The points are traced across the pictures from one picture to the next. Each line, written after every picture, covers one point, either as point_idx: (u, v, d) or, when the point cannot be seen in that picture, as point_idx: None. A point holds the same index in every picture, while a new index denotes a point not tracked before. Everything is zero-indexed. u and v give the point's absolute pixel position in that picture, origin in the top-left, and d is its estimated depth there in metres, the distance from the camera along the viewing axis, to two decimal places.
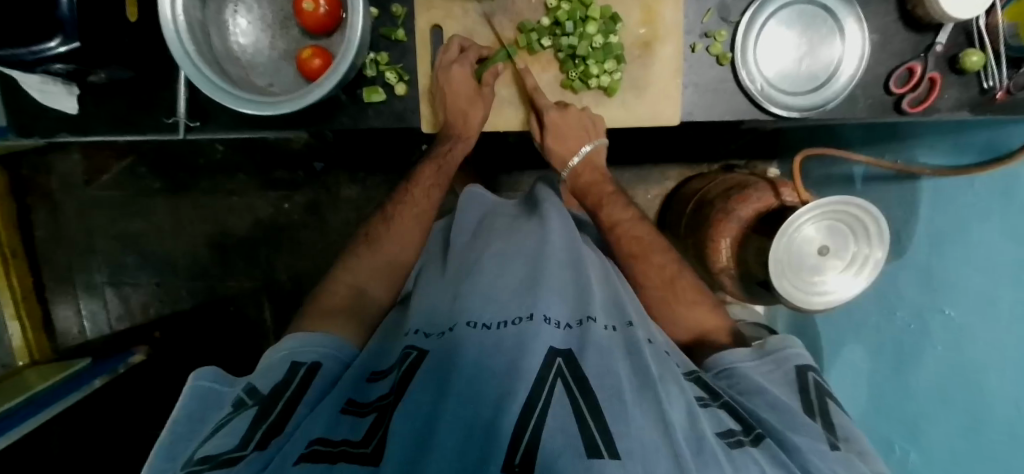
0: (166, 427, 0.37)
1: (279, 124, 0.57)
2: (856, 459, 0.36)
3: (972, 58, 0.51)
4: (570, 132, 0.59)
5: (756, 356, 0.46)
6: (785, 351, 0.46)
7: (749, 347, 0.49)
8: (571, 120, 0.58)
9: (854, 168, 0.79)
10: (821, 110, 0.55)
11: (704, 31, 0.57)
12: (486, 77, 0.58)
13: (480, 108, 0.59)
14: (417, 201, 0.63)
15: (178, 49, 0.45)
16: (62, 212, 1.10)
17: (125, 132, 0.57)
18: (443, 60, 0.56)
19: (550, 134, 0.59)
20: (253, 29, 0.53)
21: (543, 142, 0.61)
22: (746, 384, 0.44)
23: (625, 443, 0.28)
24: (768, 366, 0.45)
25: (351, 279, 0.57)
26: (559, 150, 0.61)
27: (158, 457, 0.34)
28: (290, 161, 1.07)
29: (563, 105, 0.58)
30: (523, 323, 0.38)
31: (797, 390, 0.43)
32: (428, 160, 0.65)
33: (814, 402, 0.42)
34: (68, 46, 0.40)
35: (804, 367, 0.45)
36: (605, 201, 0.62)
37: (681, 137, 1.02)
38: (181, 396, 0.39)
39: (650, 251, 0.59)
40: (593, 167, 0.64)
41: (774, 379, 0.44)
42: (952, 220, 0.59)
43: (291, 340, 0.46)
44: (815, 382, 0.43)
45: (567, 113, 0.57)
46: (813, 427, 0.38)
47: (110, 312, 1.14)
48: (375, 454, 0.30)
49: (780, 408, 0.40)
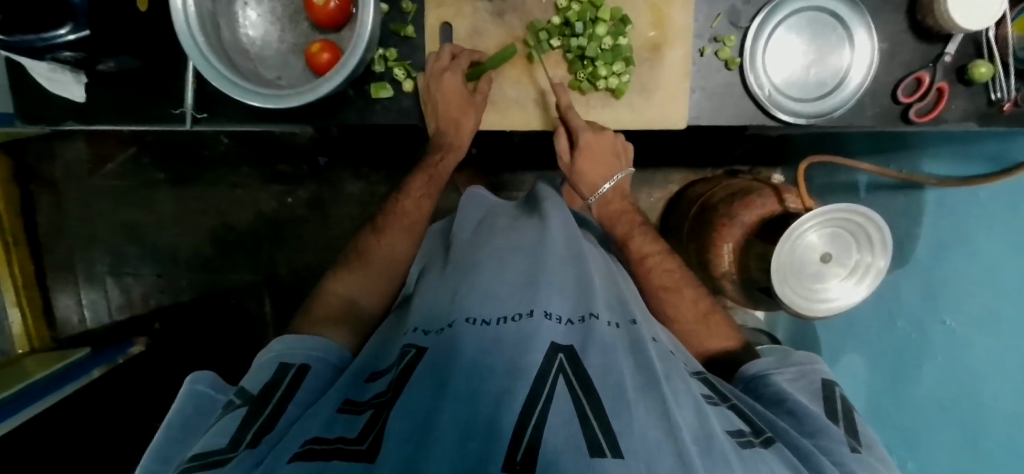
0: (157, 435, 0.36)
1: (286, 118, 0.57)
2: (875, 462, 0.37)
3: (980, 69, 0.51)
4: (602, 157, 0.59)
5: (781, 364, 0.48)
6: (811, 365, 0.48)
7: (773, 356, 0.50)
8: (605, 144, 0.59)
9: (857, 177, 0.79)
10: (827, 117, 0.55)
11: (713, 36, 0.57)
12: (479, 84, 0.58)
13: (472, 117, 0.58)
14: (409, 212, 0.64)
15: (187, 39, 0.45)
16: (64, 200, 1.10)
17: (133, 122, 0.57)
18: (434, 68, 0.55)
19: (582, 155, 0.58)
20: (262, 22, 0.53)
21: (572, 164, 0.59)
22: (770, 390, 0.45)
23: (628, 442, 0.28)
24: (794, 374, 0.47)
25: (343, 292, 0.58)
26: (589, 172, 0.60)
27: (149, 458, 0.34)
28: (293, 155, 1.07)
29: (598, 128, 0.58)
30: (524, 319, 0.39)
31: (823, 400, 0.44)
32: (418, 170, 0.65)
33: (840, 409, 0.43)
34: (78, 34, 0.40)
35: (831, 382, 0.46)
36: (615, 214, 0.61)
37: (685, 141, 1.01)
38: (174, 402, 0.40)
39: (660, 264, 0.59)
40: (623, 194, 0.62)
41: (800, 387, 0.46)
42: (956, 231, 0.59)
43: (279, 342, 0.46)
44: (840, 395, 0.45)
45: (603, 137, 0.58)
46: (835, 432, 0.39)
47: (110, 302, 1.14)
48: (369, 452, 0.29)
49: (801, 412, 0.41)
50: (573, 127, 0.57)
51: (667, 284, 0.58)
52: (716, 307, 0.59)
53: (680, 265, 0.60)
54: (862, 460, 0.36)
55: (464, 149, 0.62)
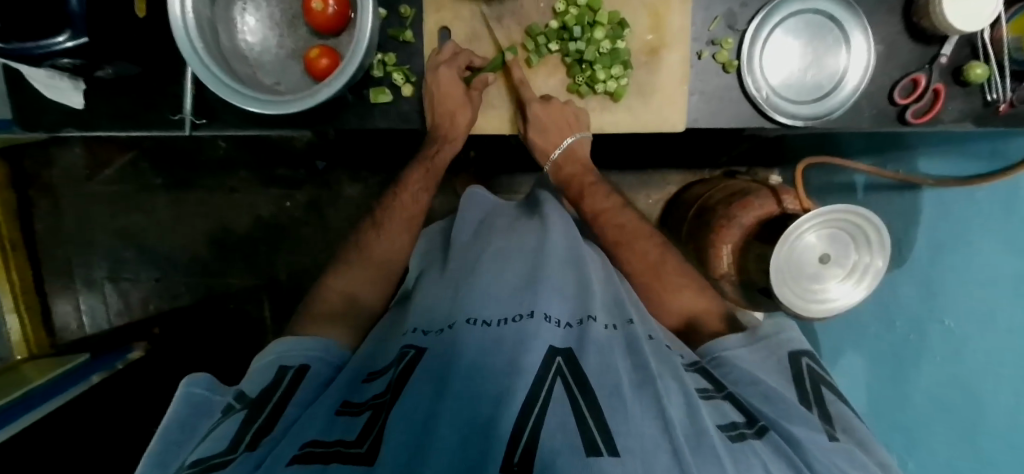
0: (155, 437, 0.36)
1: (285, 123, 0.57)
2: (853, 449, 0.36)
3: (976, 70, 0.51)
4: (556, 128, 0.58)
5: (747, 343, 0.47)
6: (780, 338, 0.47)
7: (740, 333, 0.49)
8: (554, 113, 0.57)
9: (855, 177, 0.79)
10: (826, 119, 0.55)
11: (711, 39, 0.57)
12: (475, 83, 0.58)
13: (467, 111, 0.58)
14: (407, 206, 0.64)
15: (188, 48, 0.45)
16: (62, 205, 1.10)
17: (132, 128, 0.57)
18: (432, 61, 0.56)
19: (533, 129, 0.58)
20: (261, 28, 0.53)
21: (527, 137, 0.60)
22: (739, 370, 0.44)
23: (624, 441, 0.28)
24: (762, 353, 0.46)
25: (344, 289, 0.58)
26: (542, 143, 0.59)
27: (146, 462, 0.34)
28: (291, 159, 1.07)
29: (547, 98, 0.57)
30: (523, 320, 0.39)
31: (793, 378, 0.43)
32: (417, 162, 0.65)
33: (810, 390, 0.42)
34: (77, 41, 0.40)
35: (799, 353, 0.46)
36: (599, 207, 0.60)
37: (683, 141, 1.02)
38: (172, 404, 0.39)
39: (643, 251, 0.58)
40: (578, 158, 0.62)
41: (767, 365, 0.45)
42: (954, 231, 0.59)
43: (279, 343, 0.46)
44: (810, 369, 0.44)
45: (551, 107, 0.56)
46: (812, 419, 0.38)
47: (109, 307, 1.14)
48: (369, 455, 0.29)
49: (773, 395, 0.40)
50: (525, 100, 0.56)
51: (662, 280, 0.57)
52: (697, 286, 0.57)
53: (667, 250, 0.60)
54: (840, 449, 0.35)
55: (460, 141, 0.60)
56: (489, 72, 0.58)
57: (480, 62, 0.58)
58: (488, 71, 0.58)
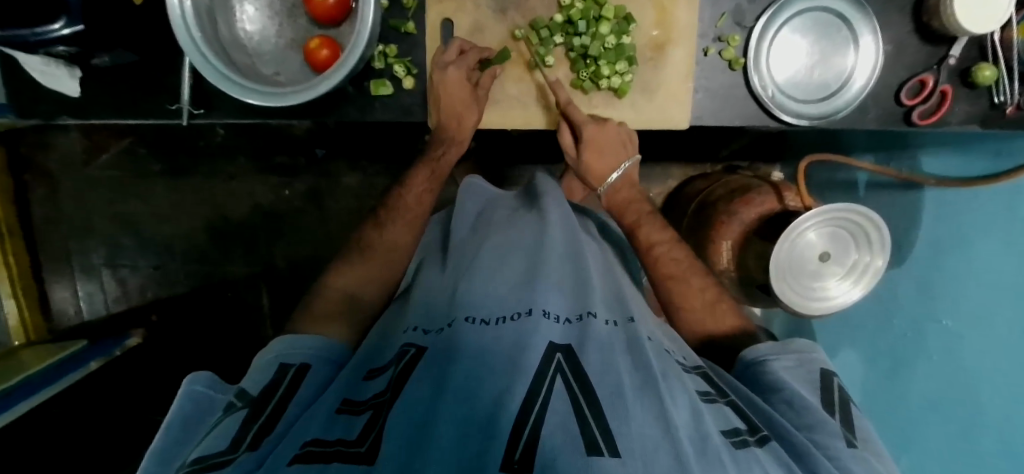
0: (157, 436, 0.36)
1: (284, 114, 0.56)
2: (871, 458, 0.37)
3: (985, 72, 0.51)
4: (608, 147, 0.58)
5: (780, 351, 0.47)
6: (811, 353, 0.47)
7: (773, 341, 0.49)
8: (609, 134, 0.58)
9: (856, 174, 0.79)
10: (830, 119, 0.55)
11: (717, 35, 0.56)
12: (483, 78, 0.57)
13: (473, 111, 0.57)
14: (411, 206, 0.63)
15: (184, 37, 0.44)
16: (60, 191, 1.09)
17: (129, 117, 0.57)
18: (439, 60, 0.55)
19: (587, 149, 0.57)
20: (260, 16, 0.52)
21: (578, 157, 0.59)
22: (767, 378, 0.44)
23: (625, 442, 0.28)
24: (792, 361, 0.46)
25: (343, 286, 0.57)
26: (597, 166, 0.59)
27: (149, 461, 0.34)
28: (292, 147, 1.06)
29: (600, 120, 0.57)
30: (522, 318, 0.39)
31: (821, 389, 0.44)
32: (420, 163, 0.65)
33: (837, 399, 0.43)
34: (73, 29, 0.39)
35: (828, 372, 0.46)
36: (641, 217, 0.59)
37: (685, 135, 1.01)
38: (174, 403, 0.39)
39: (666, 254, 0.57)
40: (631, 183, 0.61)
41: (798, 375, 0.45)
42: (955, 236, 0.60)
43: (279, 342, 0.46)
44: (839, 386, 0.45)
45: (606, 127, 0.57)
46: (832, 426, 0.39)
47: (107, 293, 1.14)
48: (368, 454, 0.28)
49: (799, 404, 0.41)
50: (576, 121, 0.56)
51: (684, 275, 0.57)
52: (694, 272, 0.57)
53: (688, 253, 0.59)
54: (859, 457, 0.36)
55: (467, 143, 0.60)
56: (496, 65, 0.57)
57: (489, 55, 0.57)
58: (496, 63, 0.57)
